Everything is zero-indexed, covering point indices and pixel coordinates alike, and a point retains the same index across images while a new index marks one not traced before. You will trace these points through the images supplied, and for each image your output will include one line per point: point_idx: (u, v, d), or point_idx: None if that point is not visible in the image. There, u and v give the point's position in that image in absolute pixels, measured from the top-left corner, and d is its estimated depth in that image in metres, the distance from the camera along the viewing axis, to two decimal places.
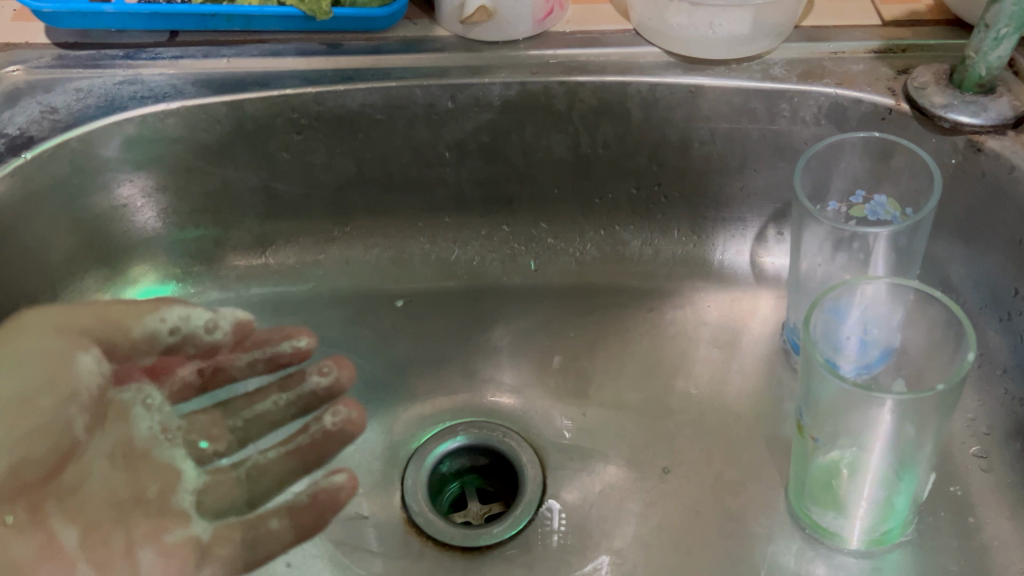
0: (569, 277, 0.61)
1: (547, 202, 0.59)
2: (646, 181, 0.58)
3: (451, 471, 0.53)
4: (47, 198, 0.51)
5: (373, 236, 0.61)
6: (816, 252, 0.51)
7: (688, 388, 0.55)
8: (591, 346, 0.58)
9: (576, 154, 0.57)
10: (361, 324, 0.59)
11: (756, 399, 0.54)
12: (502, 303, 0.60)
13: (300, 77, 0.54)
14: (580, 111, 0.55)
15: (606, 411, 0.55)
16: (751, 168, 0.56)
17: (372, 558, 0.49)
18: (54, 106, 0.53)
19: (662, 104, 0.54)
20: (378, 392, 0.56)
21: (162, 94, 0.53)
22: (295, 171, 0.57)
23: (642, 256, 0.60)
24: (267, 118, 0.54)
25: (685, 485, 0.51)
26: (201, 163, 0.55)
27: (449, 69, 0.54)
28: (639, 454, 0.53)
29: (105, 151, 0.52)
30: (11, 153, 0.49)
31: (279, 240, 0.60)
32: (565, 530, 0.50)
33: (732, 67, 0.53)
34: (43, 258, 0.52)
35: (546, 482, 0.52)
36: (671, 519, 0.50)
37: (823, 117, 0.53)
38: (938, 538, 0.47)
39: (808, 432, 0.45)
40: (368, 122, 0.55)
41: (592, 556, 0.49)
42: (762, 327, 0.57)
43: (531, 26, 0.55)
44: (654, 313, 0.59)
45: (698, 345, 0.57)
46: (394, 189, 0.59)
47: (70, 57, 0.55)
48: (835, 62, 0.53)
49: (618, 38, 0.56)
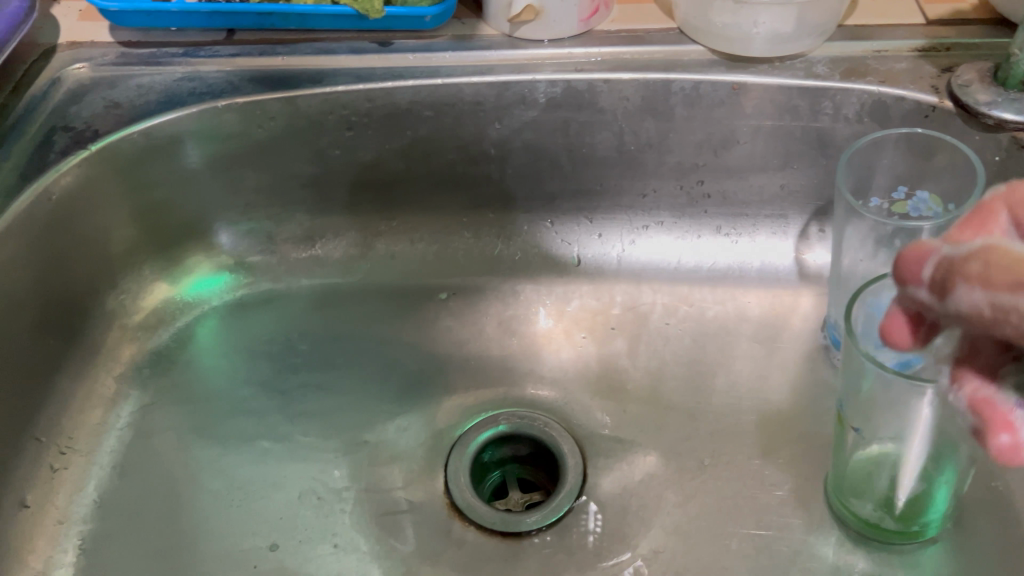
0: (610, 274, 0.62)
1: (590, 198, 0.60)
2: (688, 178, 0.58)
3: (493, 459, 0.55)
4: (111, 188, 0.53)
5: (418, 231, 0.62)
6: (858, 248, 0.52)
7: (730, 383, 0.55)
8: (632, 339, 0.58)
9: (620, 151, 0.58)
10: (405, 314, 0.60)
11: (799, 394, 0.54)
12: (545, 297, 0.61)
13: (351, 74, 0.56)
14: (624, 108, 0.56)
15: (646, 404, 0.55)
16: (793, 166, 0.56)
17: (414, 540, 0.50)
18: (117, 100, 0.55)
19: (705, 101, 0.55)
20: (422, 381, 0.57)
21: (219, 90, 0.55)
22: (344, 166, 0.58)
23: (684, 252, 0.61)
24: (319, 114, 0.56)
25: (726, 477, 0.51)
26: (254, 158, 0.57)
27: (496, 67, 0.56)
28: (680, 446, 0.53)
29: (166, 145, 0.55)
30: (77, 145, 0.52)
31: (327, 234, 0.61)
32: (600, 532, 0.49)
33: (774, 66, 0.54)
34: (105, 247, 0.54)
35: (587, 472, 0.52)
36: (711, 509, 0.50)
37: (865, 115, 0.53)
38: (982, 534, 0.47)
39: (848, 422, 0.45)
40: (416, 119, 0.57)
41: (632, 545, 0.49)
42: (803, 324, 0.58)
43: (576, 25, 0.56)
44: (694, 309, 0.59)
45: (740, 340, 0.57)
46: (439, 184, 0.60)
47: (132, 55, 0.58)
48: (878, 60, 0.54)
49: (662, 37, 0.56)
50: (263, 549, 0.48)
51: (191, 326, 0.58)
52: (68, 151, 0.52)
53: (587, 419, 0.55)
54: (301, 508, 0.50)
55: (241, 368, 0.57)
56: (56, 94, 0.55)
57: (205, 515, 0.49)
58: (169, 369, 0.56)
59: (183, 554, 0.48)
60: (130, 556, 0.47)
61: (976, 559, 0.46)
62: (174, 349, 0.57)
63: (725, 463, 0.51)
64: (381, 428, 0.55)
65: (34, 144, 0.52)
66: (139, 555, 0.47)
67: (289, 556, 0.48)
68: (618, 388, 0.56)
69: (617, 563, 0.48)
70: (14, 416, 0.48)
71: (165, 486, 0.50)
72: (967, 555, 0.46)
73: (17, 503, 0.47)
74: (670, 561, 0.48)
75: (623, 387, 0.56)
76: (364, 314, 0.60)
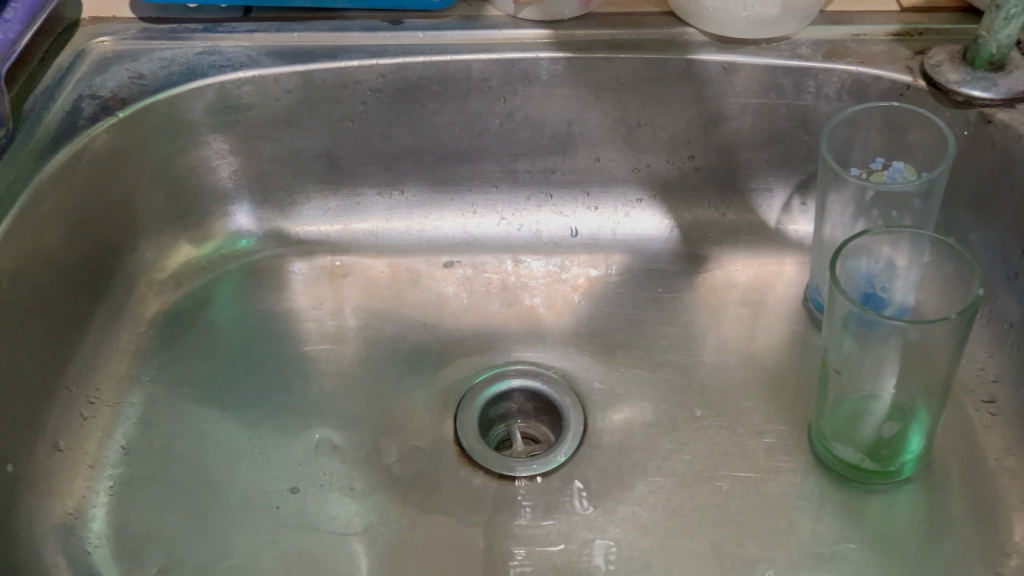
0: (605, 244, 0.65)
1: (587, 172, 0.64)
2: (680, 153, 0.62)
3: (497, 413, 0.58)
4: (136, 154, 0.56)
5: (423, 202, 0.65)
6: (840, 216, 0.56)
7: (719, 342, 0.59)
8: (626, 303, 0.62)
9: (617, 126, 0.61)
10: (411, 280, 0.64)
11: (782, 352, 0.58)
12: (544, 265, 0.65)
13: (364, 50, 0.59)
14: (620, 85, 0.59)
15: (640, 361, 0.59)
16: (778, 141, 0.60)
17: (425, 484, 0.53)
18: (140, 72, 0.58)
19: (697, 80, 0.59)
20: (429, 341, 0.60)
21: (239, 63, 0.58)
22: (355, 138, 0.62)
23: (675, 224, 0.65)
24: (334, 88, 0.59)
25: (716, 425, 0.55)
26: (270, 128, 0.60)
27: (501, 45, 0.59)
28: (673, 399, 0.56)
29: (187, 114, 0.57)
30: (105, 112, 0.55)
31: (337, 204, 0.64)
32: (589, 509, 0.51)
33: (761, 47, 0.58)
34: (129, 209, 0.57)
35: (587, 424, 0.56)
36: (704, 454, 0.53)
37: (845, 93, 0.58)
38: (952, 474, 0.51)
39: (831, 366, 0.50)
40: (426, 94, 0.60)
41: (630, 487, 0.52)
42: (787, 289, 0.62)
43: (577, 8, 0.60)
44: (684, 276, 0.63)
45: (727, 304, 0.61)
46: (444, 157, 0.63)
47: (153, 31, 0.61)
48: (857, 43, 0.58)
49: (656, 20, 0.60)
50: (282, 491, 0.51)
51: (208, 288, 0.61)
52: (97, 118, 0.54)
53: (586, 376, 0.58)
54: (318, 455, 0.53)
55: (257, 327, 0.60)
56: (82, 65, 0.58)
57: (227, 460, 0.52)
58: (188, 328, 0.59)
59: (208, 496, 0.51)
60: (160, 498, 0.50)
61: (946, 496, 0.50)
62: (193, 309, 0.60)
63: (716, 413, 0.55)
64: (391, 383, 0.58)
65: (64, 111, 0.55)
66: (167, 496, 0.50)
67: (307, 498, 0.51)
68: (614, 347, 0.60)
69: (616, 503, 0.51)
70: (47, 366, 0.51)
71: (189, 435, 0.53)
72: (939, 492, 0.50)
73: (51, 447, 0.50)
74: (666, 501, 0.51)
75: (619, 346, 0.60)
76: (373, 279, 0.63)
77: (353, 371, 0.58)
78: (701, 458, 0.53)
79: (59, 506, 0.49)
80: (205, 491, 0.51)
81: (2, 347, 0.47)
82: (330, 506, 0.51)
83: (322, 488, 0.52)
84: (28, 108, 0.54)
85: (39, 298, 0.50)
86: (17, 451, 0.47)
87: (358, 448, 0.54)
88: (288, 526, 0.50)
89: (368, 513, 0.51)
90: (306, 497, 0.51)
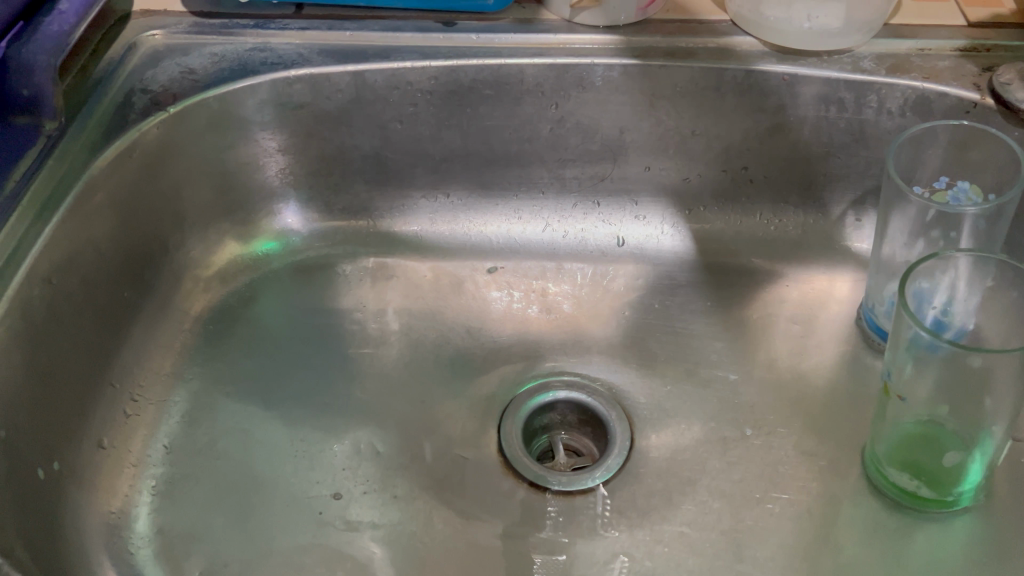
0: (651, 255, 0.64)
1: (638, 180, 0.63)
2: (734, 164, 0.61)
3: (541, 424, 0.57)
4: (186, 150, 0.56)
5: (469, 205, 0.64)
6: (900, 235, 0.55)
7: (769, 359, 0.58)
8: (674, 315, 0.61)
9: (670, 135, 0.60)
10: (454, 286, 0.63)
11: (835, 371, 0.57)
12: (591, 273, 0.64)
13: (417, 51, 0.58)
14: (677, 93, 0.58)
15: (688, 375, 0.58)
16: (835, 156, 0.59)
17: (468, 494, 0.52)
18: (191, 67, 0.57)
19: (755, 90, 0.57)
20: (474, 347, 0.59)
21: (291, 61, 0.57)
22: (404, 140, 0.61)
23: (725, 236, 0.64)
24: (386, 88, 0.58)
25: (766, 444, 0.54)
26: (320, 128, 0.59)
27: (556, 49, 0.58)
28: (722, 416, 0.55)
29: (238, 112, 0.57)
30: (156, 107, 0.54)
31: (382, 206, 0.64)
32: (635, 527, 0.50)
33: (823, 59, 0.57)
34: (177, 206, 0.56)
35: (633, 439, 0.55)
36: (753, 474, 0.52)
37: (908, 109, 0.56)
38: (1011, 505, 0.49)
39: (893, 391, 0.49)
40: (478, 97, 0.59)
41: (679, 506, 0.51)
42: (839, 306, 0.60)
43: (634, 14, 0.59)
44: (734, 289, 0.62)
45: (778, 320, 0.60)
46: (493, 160, 0.62)
47: (204, 25, 0.60)
48: (922, 58, 0.57)
49: (715, 28, 0.59)
50: (325, 497, 0.51)
51: (252, 287, 0.61)
52: (148, 112, 0.54)
53: (632, 390, 0.57)
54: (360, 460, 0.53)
55: (301, 328, 0.59)
56: (133, 58, 0.57)
57: (269, 463, 0.52)
58: (232, 327, 0.58)
59: (251, 499, 0.50)
60: (203, 498, 0.50)
61: (1005, 527, 0.48)
62: (237, 308, 0.59)
63: (766, 433, 0.54)
64: (434, 391, 0.57)
65: (115, 105, 0.54)
66: (210, 498, 0.50)
67: (349, 504, 0.51)
68: (661, 360, 0.59)
69: (664, 523, 0.50)
70: (93, 361, 0.50)
71: (232, 436, 0.53)
72: (998, 523, 0.48)
73: (96, 444, 0.49)
74: (715, 521, 0.50)
75: (667, 359, 0.59)
76: (417, 283, 0.62)
77: (396, 376, 0.57)
78: (751, 479, 0.52)
79: (103, 505, 0.48)
80: (247, 494, 0.50)
81: (51, 343, 0.46)
82: (373, 512, 0.50)
83: (364, 495, 0.51)
84: (79, 100, 0.54)
85: (86, 293, 0.49)
86: (63, 448, 0.46)
87: (400, 455, 0.53)
88: (330, 532, 0.49)
89: (410, 521, 0.50)
90: (348, 503, 0.51)
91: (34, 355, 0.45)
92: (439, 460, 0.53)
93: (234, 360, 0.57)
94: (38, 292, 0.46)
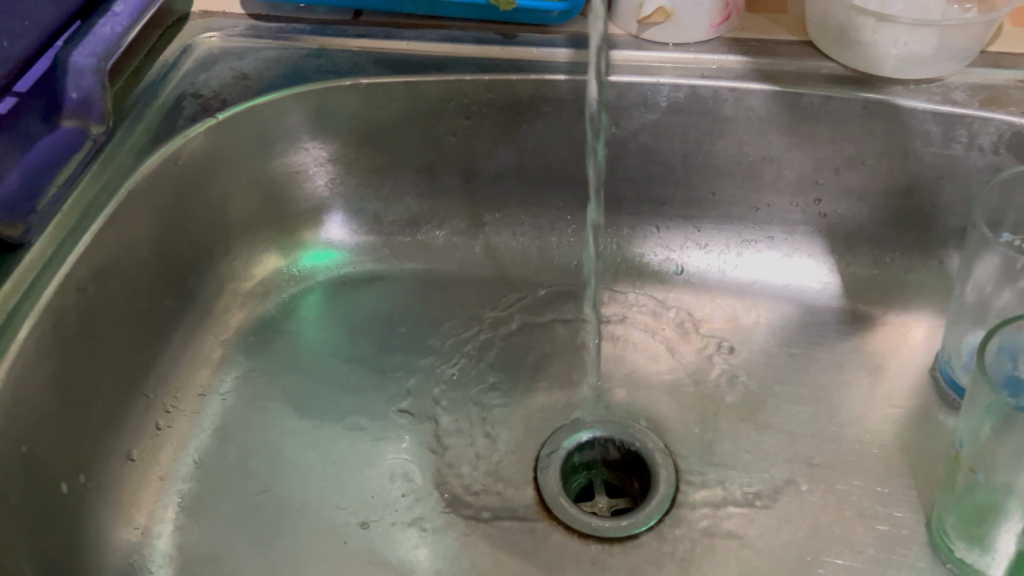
0: (710, 286, 0.61)
1: (701, 206, 0.60)
2: (806, 195, 0.57)
3: (581, 461, 0.54)
4: (233, 157, 0.54)
5: (523, 224, 0.62)
6: (985, 284, 0.50)
7: (832, 408, 0.54)
8: (732, 352, 0.57)
9: (739, 161, 0.57)
10: (502, 308, 0.60)
11: (903, 426, 0.53)
12: (647, 303, 0.60)
13: (475, 63, 0.56)
14: (748, 118, 0.54)
15: (743, 420, 0.54)
16: (918, 192, 0.55)
17: (500, 533, 0.49)
18: (244, 72, 0.56)
19: (833, 119, 0.53)
20: (518, 374, 0.57)
21: (345, 70, 0.56)
22: (457, 154, 0.58)
23: (793, 271, 0.60)
24: (440, 101, 0.56)
25: (823, 503, 0.50)
26: (372, 139, 0.57)
27: (620, 66, 0.55)
28: (776, 467, 0.52)
29: (288, 120, 0.55)
30: (205, 113, 0.53)
31: (433, 221, 0.62)
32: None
33: (909, 88, 0.52)
34: (223, 214, 0.55)
35: (678, 487, 0.52)
36: (809, 535, 0.48)
37: (1002, 146, 0.51)
38: None
39: (965, 463, 0.43)
40: (535, 113, 0.56)
41: (723, 563, 0.48)
42: (913, 354, 0.56)
43: (706, 31, 0.55)
44: (799, 329, 0.58)
45: (844, 365, 0.56)
46: (550, 179, 0.60)
47: (261, 28, 0.59)
48: (1021, 91, 0.52)
49: (792, 50, 0.55)
50: (352, 527, 0.49)
51: (295, 299, 0.59)
52: (197, 118, 0.52)
53: (682, 431, 0.54)
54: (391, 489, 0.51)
55: (341, 345, 0.57)
56: (186, 61, 0.56)
57: (298, 487, 0.50)
58: (272, 340, 0.57)
59: (277, 523, 0.48)
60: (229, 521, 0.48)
61: None
62: (279, 320, 0.58)
63: (824, 490, 0.50)
64: (474, 418, 0.55)
65: (165, 108, 0.53)
66: (236, 520, 0.48)
67: (378, 535, 0.49)
68: (716, 400, 0.55)
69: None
70: (128, 372, 0.49)
71: (263, 455, 0.51)
72: None
73: (125, 457, 0.48)
74: None
75: (722, 400, 0.55)
76: (463, 302, 0.60)
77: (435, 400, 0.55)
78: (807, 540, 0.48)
79: (127, 521, 0.47)
80: (275, 518, 0.49)
81: (85, 354, 0.45)
82: (400, 547, 0.48)
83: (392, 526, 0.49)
84: (129, 104, 0.53)
85: (125, 302, 0.48)
86: (91, 462, 0.45)
87: (432, 486, 0.51)
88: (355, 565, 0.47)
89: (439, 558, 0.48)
90: (376, 534, 0.49)
91: (67, 365, 0.44)
92: (473, 496, 0.51)
93: (271, 374, 0.55)
94: (74, 300, 0.44)
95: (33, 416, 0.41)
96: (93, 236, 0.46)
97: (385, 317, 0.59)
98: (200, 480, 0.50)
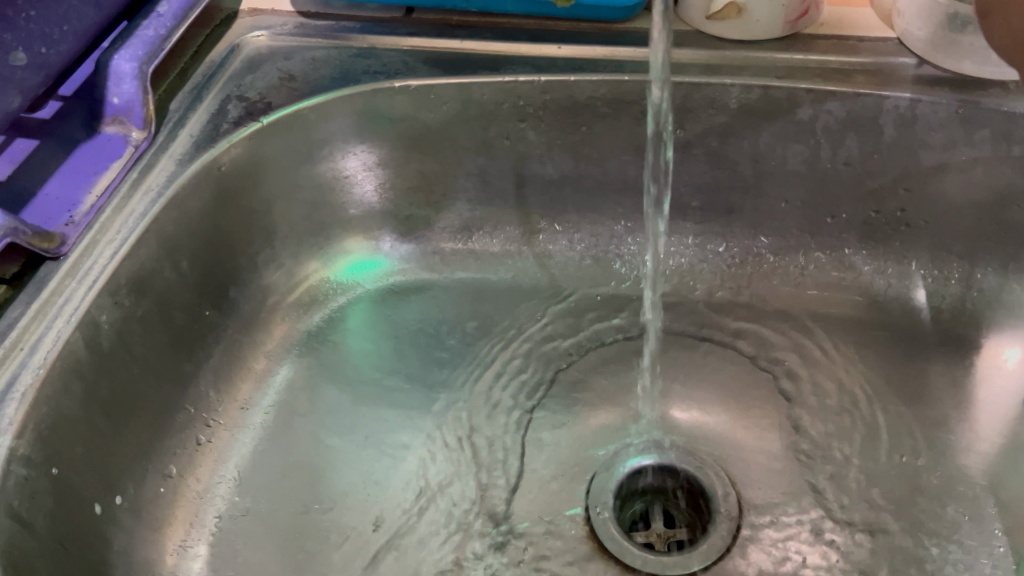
0: (779, 300, 0.57)
1: (772, 215, 0.55)
2: (888, 206, 0.53)
3: (636, 488, 0.51)
4: (278, 162, 0.52)
5: (580, 232, 0.59)
6: None
7: (913, 439, 0.50)
8: (803, 372, 0.53)
9: (814, 168, 0.52)
10: (556, 320, 0.57)
11: (992, 462, 0.48)
12: (712, 317, 0.57)
13: (529, 63, 0.53)
14: (825, 122, 0.50)
15: (813, 449, 0.50)
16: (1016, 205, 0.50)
17: (548, 565, 0.47)
18: (291, 73, 0.54)
19: (921, 123, 0.49)
20: (570, 392, 0.54)
21: (394, 70, 0.53)
22: (511, 159, 0.56)
23: (872, 286, 0.56)
24: (493, 103, 0.53)
25: (900, 544, 0.46)
26: (422, 143, 0.55)
27: (687, 66, 0.51)
28: (848, 502, 0.48)
29: (335, 123, 0.53)
30: (249, 117, 0.51)
31: (485, 227, 0.59)
32: None
33: (1009, 89, 0.48)
34: (267, 221, 0.53)
35: (740, 520, 0.48)
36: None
37: None
38: None
39: None
40: (594, 116, 0.53)
41: None
42: (1004, 382, 0.52)
43: (781, 28, 0.51)
44: (876, 349, 0.54)
45: (926, 392, 0.52)
46: (609, 185, 0.56)
47: (310, 27, 0.57)
48: None
49: (876, 48, 0.51)
50: (392, 552, 0.47)
51: (342, 308, 0.57)
52: (241, 123, 0.51)
53: (746, 459, 0.50)
54: (433, 513, 0.48)
55: (388, 356, 0.55)
56: (233, 62, 0.55)
57: (338, 508, 0.48)
58: (318, 351, 0.55)
59: (315, 546, 0.47)
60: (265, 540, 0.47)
61: None
62: (325, 330, 0.56)
63: (901, 530, 0.46)
64: (523, 436, 0.52)
65: (208, 112, 0.51)
66: (274, 541, 0.47)
67: (419, 561, 0.46)
68: (783, 426, 0.51)
69: None
70: (166, 387, 0.47)
71: (304, 472, 0.50)
72: None
73: (163, 474, 0.47)
74: None
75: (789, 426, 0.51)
76: (515, 314, 0.57)
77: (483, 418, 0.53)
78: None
79: (163, 541, 0.46)
80: (313, 539, 0.47)
81: (119, 370, 0.44)
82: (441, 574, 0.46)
83: (433, 551, 0.47)
84: (173, 108, 0.51)
85: (163, 315, 0.47)
86: (125, 481, 0.44)
87: (477, 510, 0.49)
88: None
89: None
90: (416, 560, 0.46)
91: (103, 383, 0.43)
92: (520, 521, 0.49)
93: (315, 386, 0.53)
94: (110, 315, 0.43)
95: (67, 437, 0.40)
96: (129, 248, 0.44)
97: (433, 328, 0.56)
98: (239, 498, 0.48)
